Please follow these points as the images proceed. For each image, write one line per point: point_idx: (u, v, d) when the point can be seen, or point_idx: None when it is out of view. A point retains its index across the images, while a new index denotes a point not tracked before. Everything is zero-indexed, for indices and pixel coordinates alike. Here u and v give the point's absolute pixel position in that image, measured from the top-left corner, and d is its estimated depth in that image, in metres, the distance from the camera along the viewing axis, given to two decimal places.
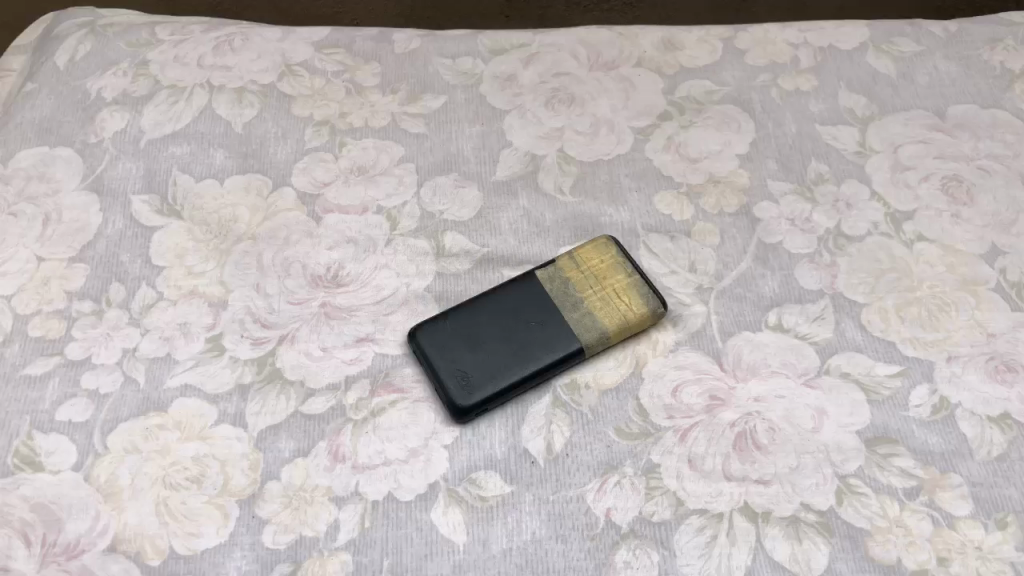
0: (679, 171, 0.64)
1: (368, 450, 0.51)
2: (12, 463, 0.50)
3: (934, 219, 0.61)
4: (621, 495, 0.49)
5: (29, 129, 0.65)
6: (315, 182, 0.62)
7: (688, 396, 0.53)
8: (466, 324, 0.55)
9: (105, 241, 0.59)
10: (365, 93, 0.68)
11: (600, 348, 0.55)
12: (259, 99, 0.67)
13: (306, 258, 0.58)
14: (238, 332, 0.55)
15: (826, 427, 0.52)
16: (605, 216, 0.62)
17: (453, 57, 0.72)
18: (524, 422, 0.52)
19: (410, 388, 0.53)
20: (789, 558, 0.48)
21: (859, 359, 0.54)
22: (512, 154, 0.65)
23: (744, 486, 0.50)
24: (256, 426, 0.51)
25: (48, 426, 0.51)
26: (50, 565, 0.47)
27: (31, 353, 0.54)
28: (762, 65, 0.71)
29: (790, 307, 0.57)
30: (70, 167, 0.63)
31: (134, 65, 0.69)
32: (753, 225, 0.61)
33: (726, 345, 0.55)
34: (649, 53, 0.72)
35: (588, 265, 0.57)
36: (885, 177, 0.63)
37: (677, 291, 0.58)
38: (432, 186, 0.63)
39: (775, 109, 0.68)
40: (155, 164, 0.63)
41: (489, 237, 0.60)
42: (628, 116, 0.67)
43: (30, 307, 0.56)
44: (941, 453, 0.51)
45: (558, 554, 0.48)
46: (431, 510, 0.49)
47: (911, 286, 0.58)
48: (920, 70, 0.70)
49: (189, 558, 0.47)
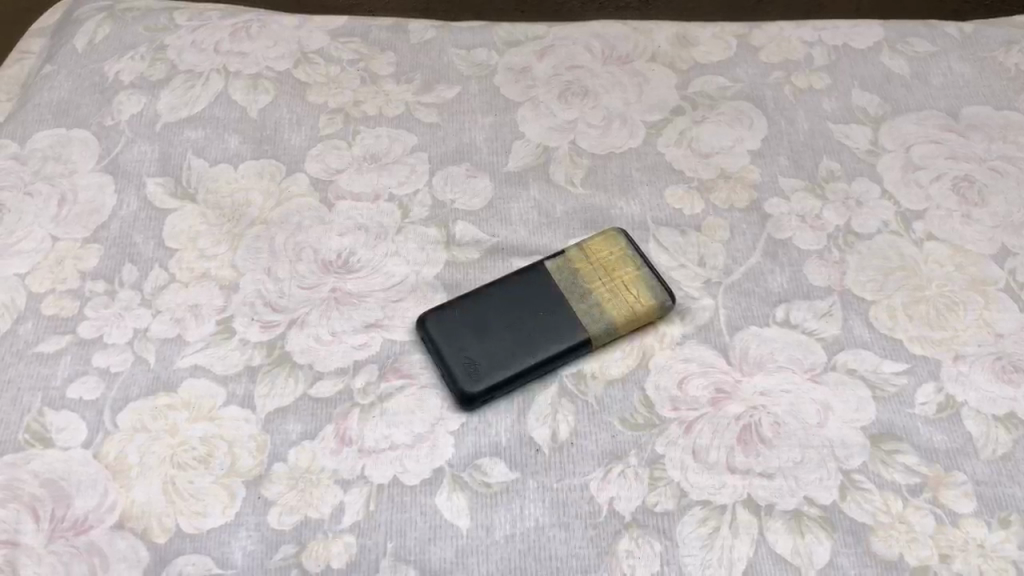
0: (690, 167, 0.64)
1: (374, 435, 0.51)
2: (23, 438, 0.50)
3: (944, 219, 0.61)
4: (624, 485, 0.50)
5: (47, 111, 0.65)
6: (328, 168, 0.63)
7: (694, 388, 0.53)
8: (474, 312, 0.55)
9: (119, 222, 0.59)
10: (378, 82, 0.69)
11: (607, 340, 0.55)
12: (274, 86, 0.68)
13: (317, 243, 0.59)
14: (249, 316, 0.55)
15: (831, 422, 0.52)
16: (615, 208, 0.62)
17: (467, 48, 0.72)
18: (530, 411, 0.53)
19: (417, 373, 0.54)
20: (790, 552, 0.48)
21: (865, 356, 0.54)
22: (524, 146, 0.65)
23: (747, 479, 0.50)
24: (264, 408, 0.52)
25: (59, 403, 0.52)
26: (59, 539, 0.48)
27: (44, 331, 0.54)
28: (776, 62, 0.71)
29: (798, 302, 0.57)
30: (86, 149, 0.63)
31: (151, 49, 0.70)
32: (763, 221, 0.61)
33: (733, 339, 0.55)
34: (663, 47, 0.72)
35: (597, 257, 0.57)
36: (896, 176, 0.63)
37: (685, 284, 0.58)
38: (443, 175, 0.63)
39: (787, 106, 0.68)
40: (170, 147, 0.64)
41: (499, 227, 0.61)
42: (640, 110, 0.67)
43: (44, 285, 0.56)
44: (946, 451, 0.51)
45: (560, 541, 0.48)
46: (436, 495, 0.49)
47: (920, 285, 0.57)
48: (934, 70, 0.70)
49: (195, 536, 0.48)
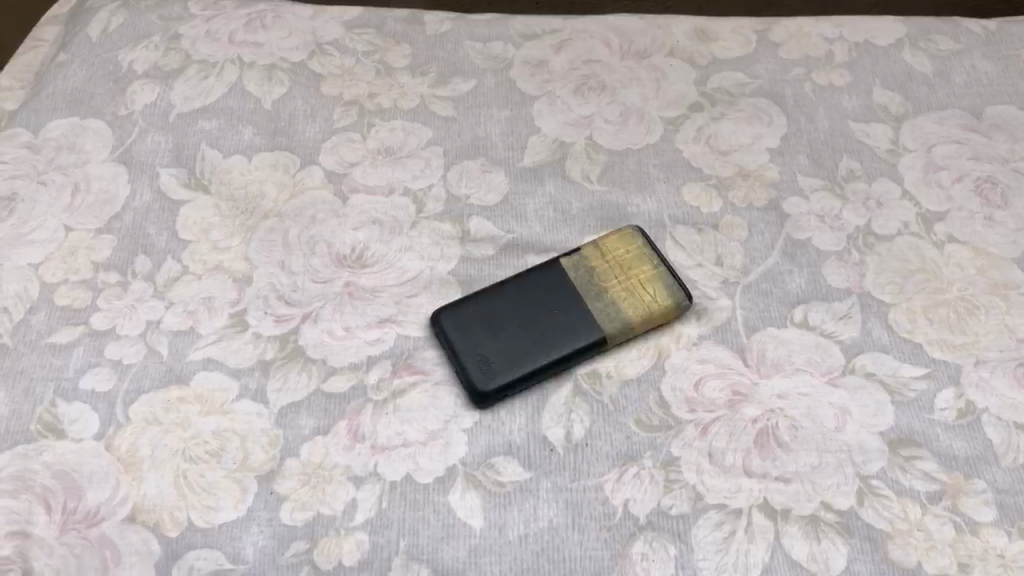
0: (708, 163, 0.63)
1: (387, 431, 0.51)
2: (35, 429, 0.50)
3: (966, 221, 0.60)
4: (639, 487, 0.49)
5: (60, 99, 0.65)
6: (342, 161, 0.62)
7: (710, 389, 0.52)
8: (489, 308, 0.55)
9: (132, 213, 0.59)
10: (393, 74, 0.68)
11: (622, 339, 0.54)
12: (289, 77, 0.67)
13: (331, 237, 0.58)
14: (262, 309, 0.55)
15: (848, 426, 0.51)
16: (632, 206, 0.61)
17: (483, 40, 0.71)
18: (544, 409, 0.52)
19: (430, 370, 0.53)
20: (807, 558, 0.47)
21: (884, 359, 0.54)
22: (540, 140, 0.64)
23: (763, 483, 0.49)
24: (276, 403, 0.51)
25: (71, 395, 0.51)
26: (70, 532, 0.47)
27: (56, 321, 0.54)
28: (796, 58, 0.70)
29: (816, 303, 0.56)
30: (100, 138, 0.63)
31: (165, 39, 0.69)
32: (782, 220, 0.60)
33: (750, 340, 0.55)
34: (681, 42, 0.71)
35: (613, 255, 0.57)
36: (917, 176, 0.62)
37: (702, 283, 0.57)
38: (459, 170, 0.62)
39: (807, 104, 0.67)
40: (183, 138, 0.63)
41: (514, 223, 0.60)
42: (657, 106, 0.66)
43: (57, 275, 0.56)
44: (966, 457, 0.50)
45: (574, 543, 0.48)
46: (449, 493, 0.49)
47: (941, 287, 0.57)
48: (957, 69, 0.69)
49: (206, 531, 0.47)
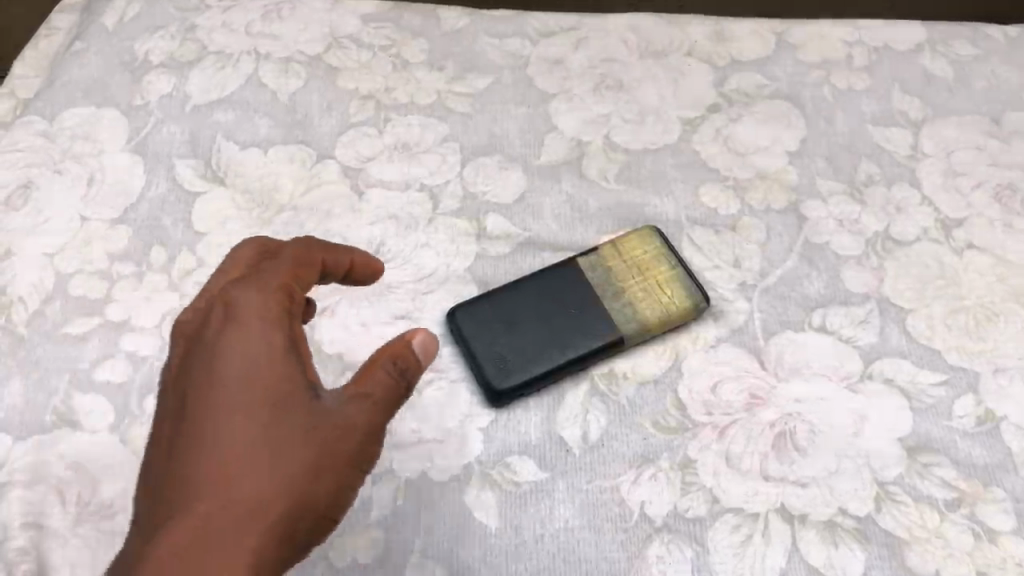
0: (726, 165, 0.63)
1: (403, 428, 0.51)
2: (51, 420, 0.51)
3: (986, 228, 0.59)
4: (656, 489, 0.49)
5: (76, 89, 0.65)
6: (359, 156, 0.62)
7: (727, 392, 0.52)
8: (506, 306, 0.54)
9: (147, 204, 0.59)
10: (409, 69, 0.67)
11: (639, 339, 0.54)
12: (306, 70, 0.66)
13: (347, 232, 0.58)
14: None
15: (865, 431, 0.51)
16: (650, 206, 0.61)
17: (500, 37, 0.70)
18: (560, 409, 0.52)
19: (446, 367, 0.53)
20: (823, 563, 0.47)
21: (902, 365, 0.53)
22: (557, 138, 0.64)
23: (780, 487, 0.49)
24: None
25: (87, 386, 0.52)
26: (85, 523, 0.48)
27: (72, 312, 0.55)
28: (818, 59, 0.69)
29: (835, 308, 0.56)
30: (116, 128, 0.63)
31: (182, 29, 0.68)
32: (800, 223, 0.60)
33: (768, 344, 0.54)
34: (700, 42, 0.70)
35: (632, 255, 0.56)
36: (936, 182, 0.62)
37: (719, 285, 0.57)
38: (475, 167, 0.62)
39: (827, 106, 0.66)
40: (199, 129, 0.63)
41: (530, 221, 0.60)
42: (675, 106, 0.66)
43: (72, 265, 0.56)
44: (985, 466, 0.50)
45: (590, 544, 0.48)
46: (465, 492, 0.49)
47: (960, 294, 0.56)
48: (979, 72, 0.68)
49: None
